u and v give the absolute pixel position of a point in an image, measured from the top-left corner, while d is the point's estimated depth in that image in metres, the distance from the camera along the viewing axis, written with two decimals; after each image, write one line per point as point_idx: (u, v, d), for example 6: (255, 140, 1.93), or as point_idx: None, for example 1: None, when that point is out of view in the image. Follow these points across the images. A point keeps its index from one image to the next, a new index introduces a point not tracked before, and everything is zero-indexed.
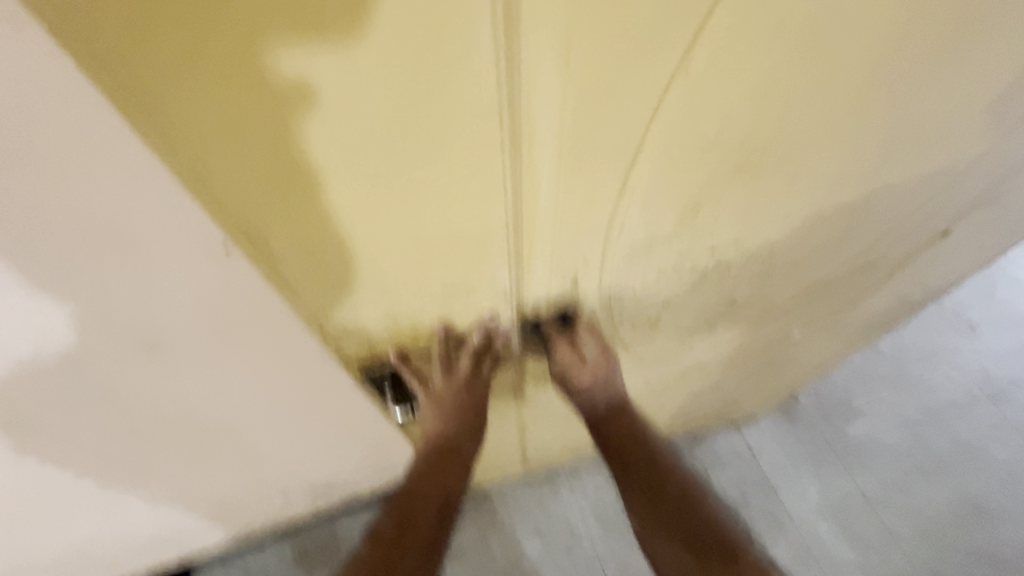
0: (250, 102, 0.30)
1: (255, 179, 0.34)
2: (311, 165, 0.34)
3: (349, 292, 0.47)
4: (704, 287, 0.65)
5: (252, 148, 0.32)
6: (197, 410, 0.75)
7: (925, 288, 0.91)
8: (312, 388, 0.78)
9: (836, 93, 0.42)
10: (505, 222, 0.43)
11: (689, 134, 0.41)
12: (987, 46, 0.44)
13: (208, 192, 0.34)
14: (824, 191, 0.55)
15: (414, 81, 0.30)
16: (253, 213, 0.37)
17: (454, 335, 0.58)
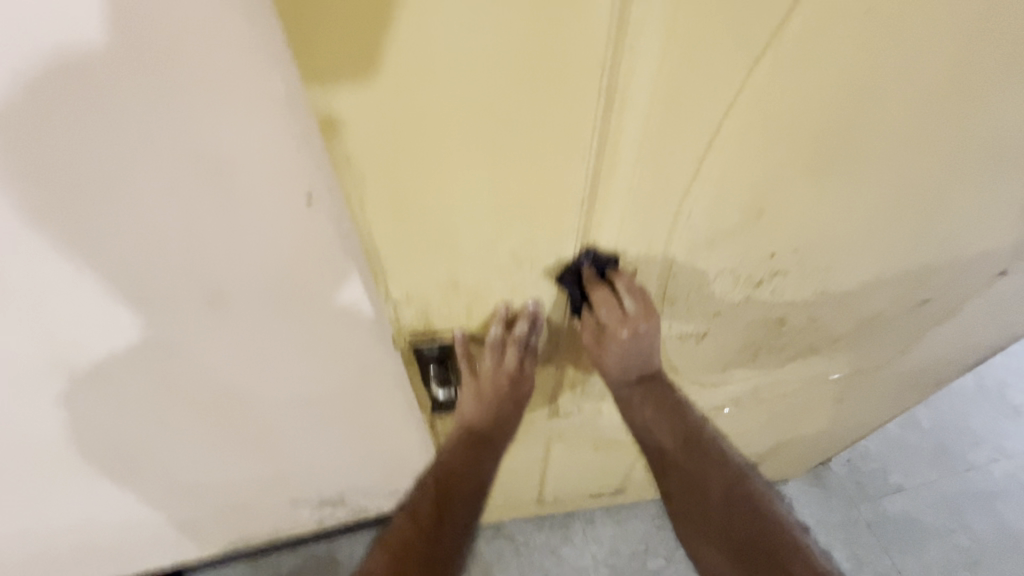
0: (379, 30, 0.31)
1: (364, 113, 0.35)
2: (418, 105, 0.35)
3: (419, 250, 0.48)
4: (755, 302, 0.65)
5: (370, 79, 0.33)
6: (234, 389, 0.74)
7: (973, 341, 0.89)
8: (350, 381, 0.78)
9: (915, 96, 0.44)
10: (582, 190, 0.44)
11: (769, 118, 0.42)
12: None
13: (319, 123, 0.35)
14: (891, 207, 0.55)
15: (533, 24, 0.32)
16: (352, 152, 0.38)
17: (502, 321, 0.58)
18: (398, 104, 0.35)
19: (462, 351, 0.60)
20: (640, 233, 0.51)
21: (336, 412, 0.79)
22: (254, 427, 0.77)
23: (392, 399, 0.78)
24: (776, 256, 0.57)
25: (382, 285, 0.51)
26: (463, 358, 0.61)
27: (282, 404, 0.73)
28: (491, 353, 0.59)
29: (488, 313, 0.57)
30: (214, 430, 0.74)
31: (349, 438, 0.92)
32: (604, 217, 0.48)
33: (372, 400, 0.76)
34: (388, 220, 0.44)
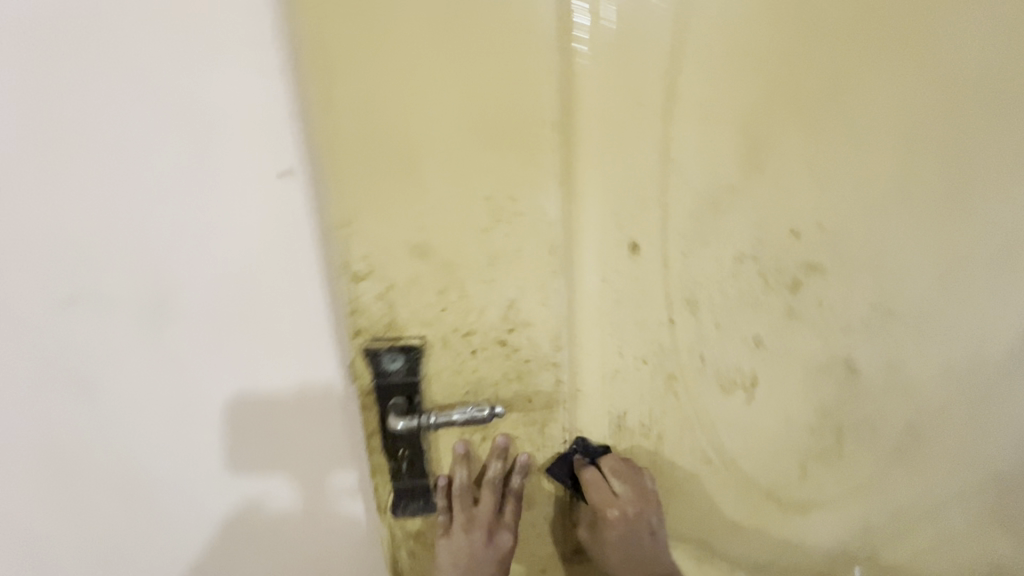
0: None
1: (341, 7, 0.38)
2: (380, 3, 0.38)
3: (385, 199, 0.43)
4: (803, 322, 0.52)
5: None
6: (114, 382, 0.58)
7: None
8: (259, 385, 0.59)
9: (883, 38, 0.44)
10: (557, 119, 0.43)
11: (732, 50, 0.43)
12: None
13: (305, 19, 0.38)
14: (921, 186, 0.49)
15: None
16: (331, 52, 0.39)
17: (472, 457, 0.52)
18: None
19: (461, 472, 0.51)
20: (628, 180, 0.46)
21: (281, 442, 0.63)
22: (189, 452, 0.63)
23: (328, 393, 0.60)
24: (800, 234, 0.49)
25: (340, 243, 0.44)
26: (457, 480, 0.52)
27: (217, 413, 0.61)
28: (493, 495, 0.53)
29: (489, 444, 0.52)
30: (144, 440, 0.62)
31: (263, 504, 0.67)
32: (584, 155, 0.45)
33: (322, 413, 0.61)
34: (350, 134, 0.41)
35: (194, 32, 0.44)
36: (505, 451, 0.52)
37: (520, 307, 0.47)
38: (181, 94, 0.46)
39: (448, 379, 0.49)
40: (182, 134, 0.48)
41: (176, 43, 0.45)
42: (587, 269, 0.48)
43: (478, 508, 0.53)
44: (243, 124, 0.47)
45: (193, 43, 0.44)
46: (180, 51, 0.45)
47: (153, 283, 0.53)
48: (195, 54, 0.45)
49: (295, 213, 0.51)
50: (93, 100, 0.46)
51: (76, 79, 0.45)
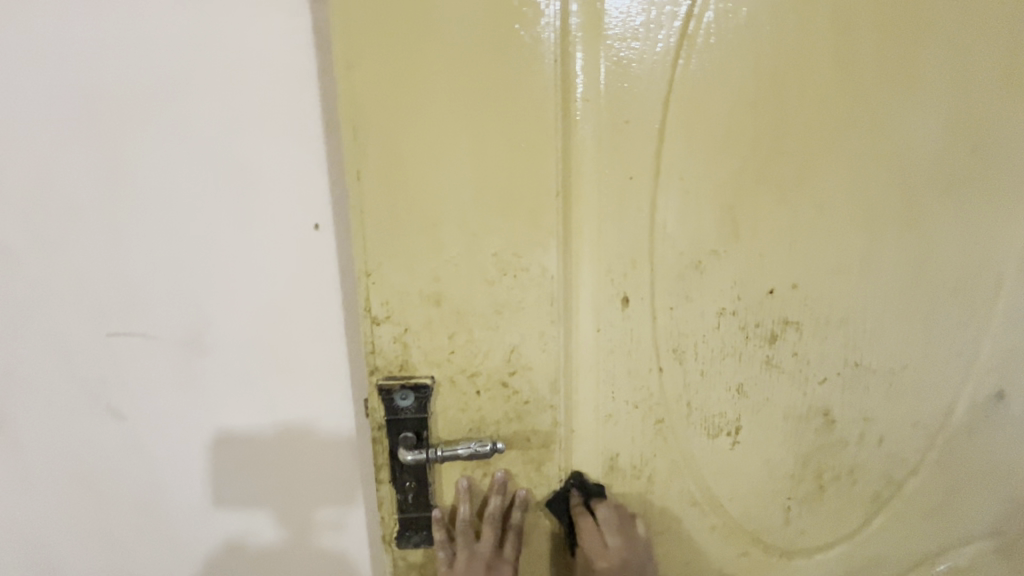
0: (396, 39, 0.45)
1: (377, 94, 0.46)
2: (410, 91, 0.46)
3: (406, 252, 0.49)
4: (782, 371, 0.56)
5: (383, 70, 0.46)
6: (144, 411, 0.63)
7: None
8: (277, 416, 0.64)
9: (840, 124, 0.51)
10: (557, 187, 0.49)
11: (710, 132, 0.50)
12: (982, 111, 0.52)
13: (347, 103, 0.46)
14: (885, 252, 0.54)
15: (500, 40, 0.45)
16: (368, 129, 0.47)
17: (474, 491, 0.55)
18: (401, 68, 0.46)
19: (464, 505, 0.54)
20: (621, 241, 0.51)
21: (292, 476, 0.67)
22: (205, 481, 0.67)
23: (342, 427, 0.65)
24: (776, 293, 0.54)
25: (363, 289, 0.50)
26: (460, 516, 0.55)
27: (235, 444, 0.65)
28: (493, 528, 0.55)
29: (489, 479, 0.55)
30: (162, 469, 0.66)
31: (270, 536, 0.70)
32: (581, 218, 0.51)
33: (332, 447, 0.66)
34: (379, 196, 0.48)
35: (256, 111, 0.54)
36: (505, 485, 0.56)
37: (522, 351, 0.52)
38: (239, 160, 0.56)
39: (454, 416, 0.54)
40: (234, 192, 0.56)
41: (239, 119, 0.54)
42: (583, 319, 0.53)
43: (479, 543, 0.54)
44: (288, 184, 0.56)
45: (254, 118, 0.54)
46: (242, 125, 0.55)
47: (194, 318, 0.60)
48: (254, 127, 0.55)
49: (324, 261, 0.58)
50: (164, 162, 0.56)
51: (154, 146, 0.55)
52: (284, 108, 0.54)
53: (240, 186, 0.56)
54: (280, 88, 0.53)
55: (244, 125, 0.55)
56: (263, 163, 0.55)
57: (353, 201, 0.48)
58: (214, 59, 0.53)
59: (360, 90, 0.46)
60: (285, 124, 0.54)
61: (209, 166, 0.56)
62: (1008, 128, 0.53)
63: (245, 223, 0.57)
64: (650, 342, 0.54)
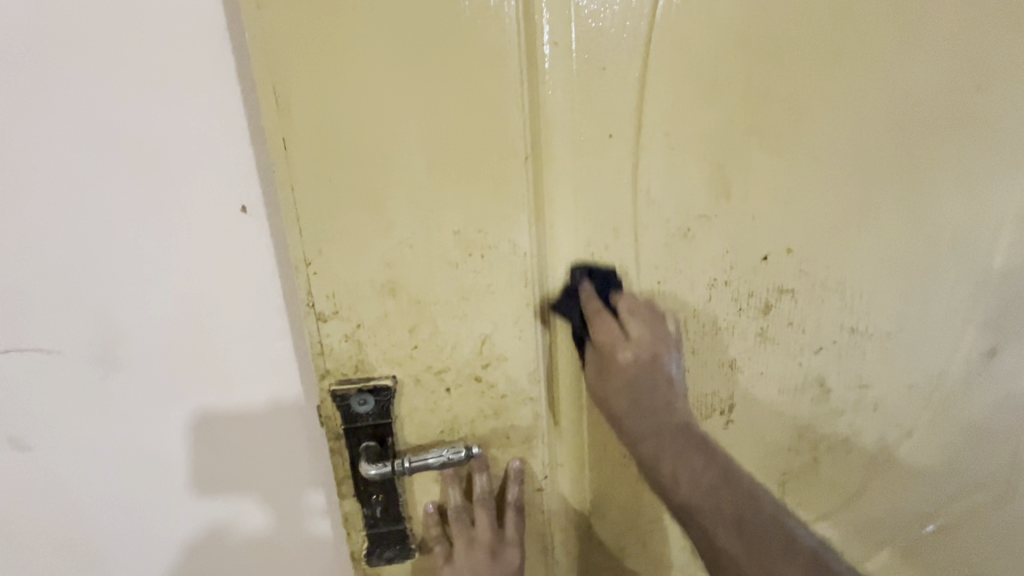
0: None
1: (297, 44, 0.37)
2: (339, 39, 0.37)
3: (350, 235, 0.42)
4: (776, 343, 0.52)
5: (301, 13, 0.37)
6: (68, 423, 0.56)
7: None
8: (221, 418, 0.57)
9: (837, 66, 0.45)
10: (526, 151, 0.42)
11: (697, 79, 0.43)
12: (988, 45, 0.47)
13: (262, 56, 0.37)
14: (883, 207, 0.50)
15: None
16: (291, 88, 0.38)
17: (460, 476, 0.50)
18: (325, 4, 0.37)
19: (453, 491, 0.49)
20: (600, 210, 0.45)
21: (248, 478, 0.61)
22: (149, 492, 0.61)
23: (297, 426, 0.58)
24: (771, 259, 0.49)
25: (302, 281, 0.42)
26: (449, 503, 0.49)
27: (179, 450, 0.59)
28: (487, 511, 0.50)
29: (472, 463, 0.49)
30: (100, 483, 0.59)
31: (229, 541, 0.65)
32: (555, 185, 0.44)
33: (289, 450, 0.60)
34: (313, 169, 0.40)
35: (151, 70, 0.44)
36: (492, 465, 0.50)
37: (494, 341, 0.46)
38: (137, 134, 0.46)
39: (422, 417, 0.47)
40: (137, 173, 0.47)
41: (132, 81, 0.44)
42: (562, 300, 0.47)
43: (475, 528, 0.50)
44: (204, 161, 0.47)
45: (151, 80, 0.44)
46: (136, 90, 0.44)
47: (110, 320, 0.52)
48: (151, 91, 0.45)
49: (257, 250, 0.50)
50: (43, 141, 0.45)
51: (26, 121, 0.45)
52: (186, 67, 0.44)
53: (142, 165, 0.47)
54: (179, 43, 0.43)
55: (139, 90, 0.45)
56: (168, 137, 0.46)
57: (281, 177, 0.40)
58: (87, 5, 0.42)
59: (275, 40, 0.37)
60: (189, 87, 0.45)
61: (102, 141, 0.46)
62: (1015, 64, 0.48)
63: (156, 208, 0.48)
64: None
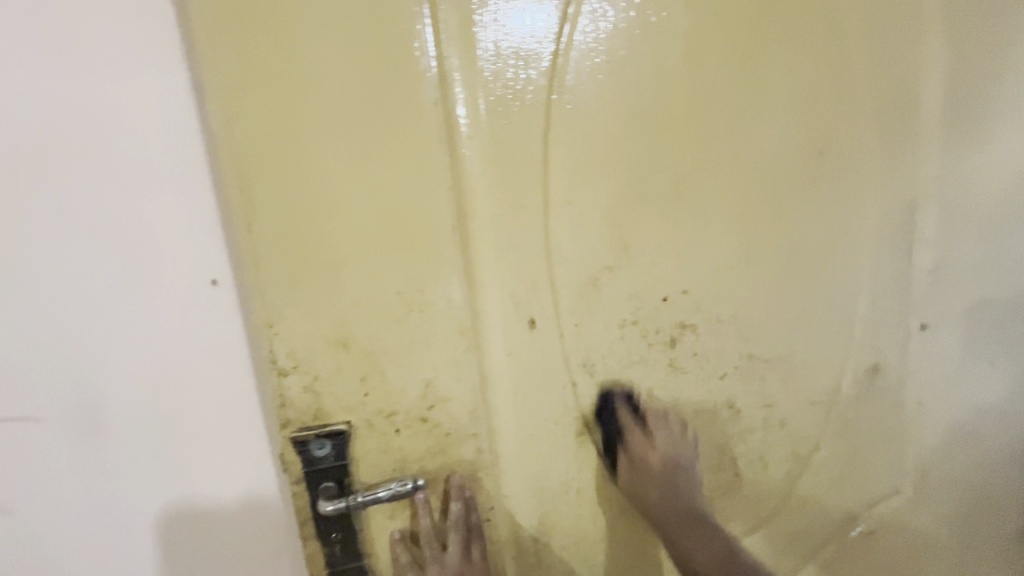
0: (275, 95, 0.46)
1: (261, 149, 0.46)
2: (294, 145, 0.47)
3: (306, 299, 0.49)
4: (686, 371, 0.60)
5: (263, 127, 0.46)
6: (47, 490, 0.60)
7: (1000, 440, 0.73)
8: (191, 480, 0.61)
9: (701, 143, 0.56)
10: (452, 222, 0.51)
11: (589, 158, 0.53)
12: (821, 120, 0.59)
13: (231, 159, 0.46)
14: (759, 251, 0.60)
15: (377, 91, 0.47)
16: (255, 183, 0.47)
17: (433, 502, 0.55)
18: (282, 114, 0.46)
19: (425, 519, 0.54)
20: (520, 267, 0.54)
21: (215, 541, 0.63)
22: (121, 558, 0.63)
23: (263, 483, 0.62)
24: (670, 299, 0.58)
25: (265, 341, 0.49)
26: (422, 528, 0.54)
27: (150, 513, 0.62)
28: (457, 535, 0.55)
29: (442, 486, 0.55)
30: (74, 550, 0.62)
31: None
32: (480, 248, 0.53)
33: (255, 509, 0.63)
34: (274, 245, 0.48)
35: (140, 172, 0.53)
36: (462, 491, 0.55)
37: (437, 384, 0.53)
38: (126, 224, 0.54)
39: (376, 457, 0.53)
40: (123, 256, 0.55)
41: (123, 183, 0.53)
42: (495, 346, 0.55)
43: (445, 551, 0.54)
44: (182, 243, 0.55)
45: (140, 180, 0.53)
46: (127, 189, 0.53)
47: (92, 388, 0.58)
48: (139, 188, 0.54)
49: (227, 317, 0.57)
50: (46, 234, 0.54)
51: (34, 218, 0.53)
52: (169, 169, 0.53)
53: (128, 249, 0.55)
54: (164, 150, 0.53)
55: (128, 189, 0.53)
56: (152, 226, 0.54)
57: (246, 253, 0.48)
58: (91, 126, 0.52)
59: (242, 148, 0.46)
60: (171, 185, 0.54)
61: (95, 232, 0.54)
62: (845, 132, 0.60)
63: (138, 286, 0.56)
64: (562, 360, 0.56)
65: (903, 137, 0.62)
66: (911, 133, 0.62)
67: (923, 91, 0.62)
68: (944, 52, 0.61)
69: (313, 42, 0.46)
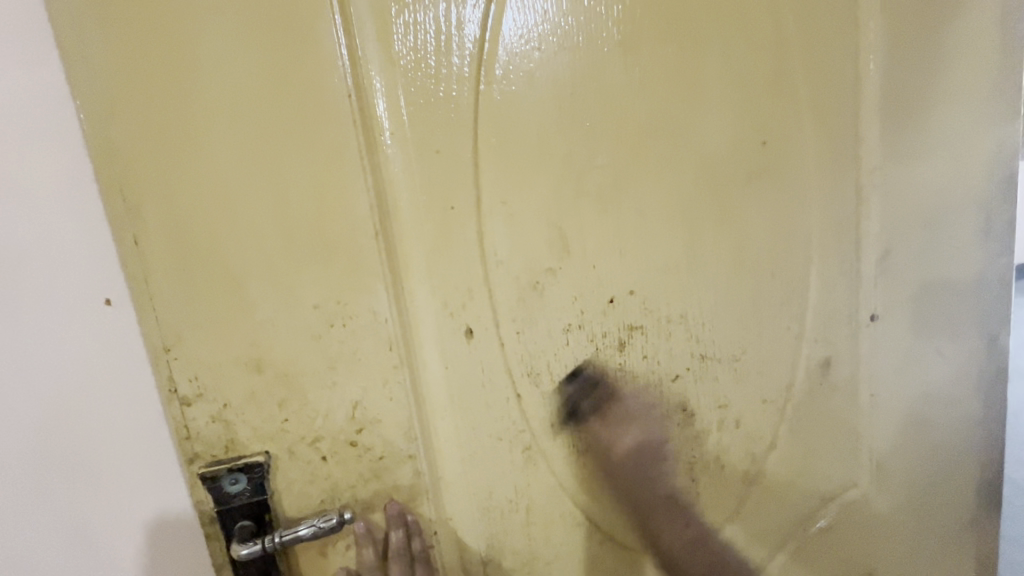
0: (162, 90, 0.40)
1: (150, 151, 0.41)
2: (187, 145, 0.41)
3: (210, 318, 0.44)
4: (635, 375, 0.57)
5: (150, 126, 0.40)
6: None
7: (950, 426, 0.74)
8: (94, 519, 0.54)
9: (641, 136, 0.53)
10: (374, 226, 0.46)
11: (524, 154, 0.50)
12: (764, 110, 0.57)
13: (112, 163, 0.40)
14: (707, 246, 0.58)
15: (282, 83, 0.43)
16: (143, 190, 0.41)
17: (377, 534, 0.50)
18: (167, 111, 0.41)
19: (366, 551, 0.50)
20: (453, 273, 0.49)
21: None
22: None
23: (177, 524, 0.55)
24: (616, 301, 0.55)
25: (164, 367, 0.44)
26: (364, 561, 0.50)
27: (49, 556, 0.55)
28: (402, 566, 0.50)
29: (386, 515, 0.50)
30: None
31: None
32: (408, 255, 0.48)
33: (169, 555, 0.56)
34: (167, 259, 0.42)
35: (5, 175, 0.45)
36: (407, 518, 0.51)
37: (366, 405, 0.48)
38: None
39: (300, 489, 0.48)
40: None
41: None
42: (430, 359, 0.50)
43: None
44: (64, 257, 0.47)
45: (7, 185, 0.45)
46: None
47: None
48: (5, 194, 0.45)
49: (126, 341, 0.50)
50: None
51: None
52: (43, 170, 0.45)
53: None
54: (36, 148, 0.45)
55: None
56: (24, 239, 0.46)
57: (134, 269, 0.42)
58: None
59: (125, 150, 0.40)
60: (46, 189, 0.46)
61: None
62: (790, 121, 0.58)
63: (16, 308, 0.48)
64: (505, 371, 0.52)
65: (844, 127, 0.61)
66: (854, 121, 0.61)
67: (863, 80, 0.60)
68: (882, 39, 0.60)
69: (203, 29, 0.40)
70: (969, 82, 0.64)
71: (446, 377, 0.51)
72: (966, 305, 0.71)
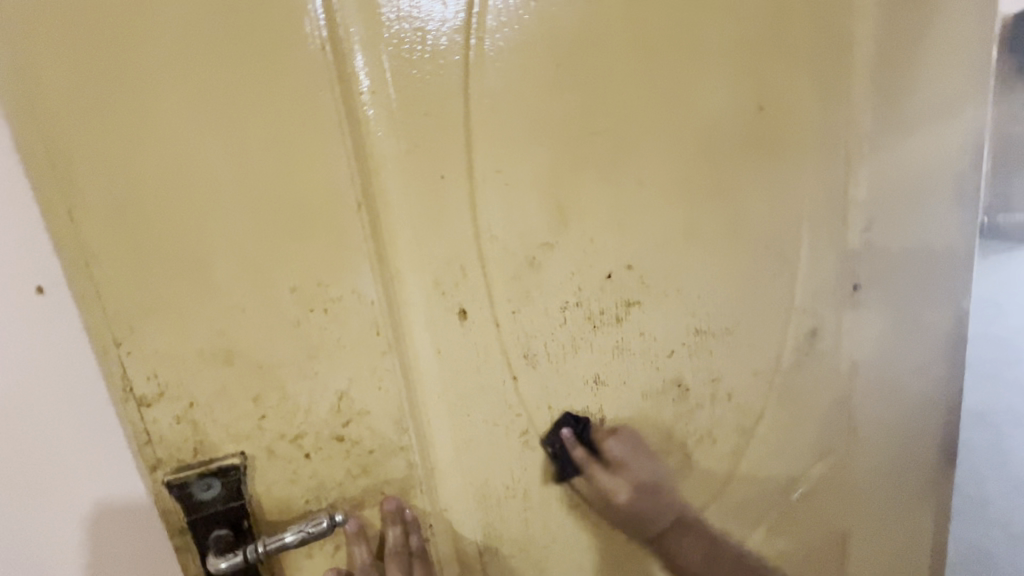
0: (95, 32, 0.33)
1: (83, 107, 0.34)
2: (130, 101, 0.35)
3: (168, 305, 0.38)
4: (632, 352, 0.55)
5: (82, 76, 0.34)
6: None
7: (918, 391, 0.77)
8: (41, 527, 0.48)
9: (641, 99, 0.50)
10: (356, 198, 0.41)
11: (518, 119, 0.45)
12: (762, 74, 0.55)
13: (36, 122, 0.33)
14: (704, 217, 0.56)
15: (243, 28, 0.36)
16: (78, 155, 0.34)
17: (370, 532, 0.47)
18: (105, 59, 0.34)
19: (358, 550, 0.47)
20: (444, 249, 0.45)
21: None
22: None
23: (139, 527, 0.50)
24: (614, 276, 0.52)
25: (116, 363, 0.38)
26: (356, 560, 0.47)
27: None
28: (399, 565, 0.47)
29: (380, 511, 0.47)
30: None
31: None
32: (394, 230, 0.44)
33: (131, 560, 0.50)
34: (112, 236, 0.36)
35: None
36: (403, 513, 0.48)
37: (352, 396, 0.44)
38: None
39: (282, 489, 0.44)
40: None
41: None
42: (420, 343, 0.47)
43: None
44: None
45: None
46: None
47: None
48: None
49: (66, 329, 0.43)
50: None
51: None
52: None
53: None
54: None
55: None
56: None
57: (71, 250, 0.36)
58: None
59: (51, 107, 0.34)
60: None
61: None
62: (785, 87, 0.56)
63: None
64: (500, 352, 0.49)
65: (838, 95, 0.59)
66: (846, 88, 0.60)
67: (856, 44, 0.59)
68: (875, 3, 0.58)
69: None
70: (952, 51, 0.64)
71: (438, 361, 0.47)
72: (938, 274, 0.73)
